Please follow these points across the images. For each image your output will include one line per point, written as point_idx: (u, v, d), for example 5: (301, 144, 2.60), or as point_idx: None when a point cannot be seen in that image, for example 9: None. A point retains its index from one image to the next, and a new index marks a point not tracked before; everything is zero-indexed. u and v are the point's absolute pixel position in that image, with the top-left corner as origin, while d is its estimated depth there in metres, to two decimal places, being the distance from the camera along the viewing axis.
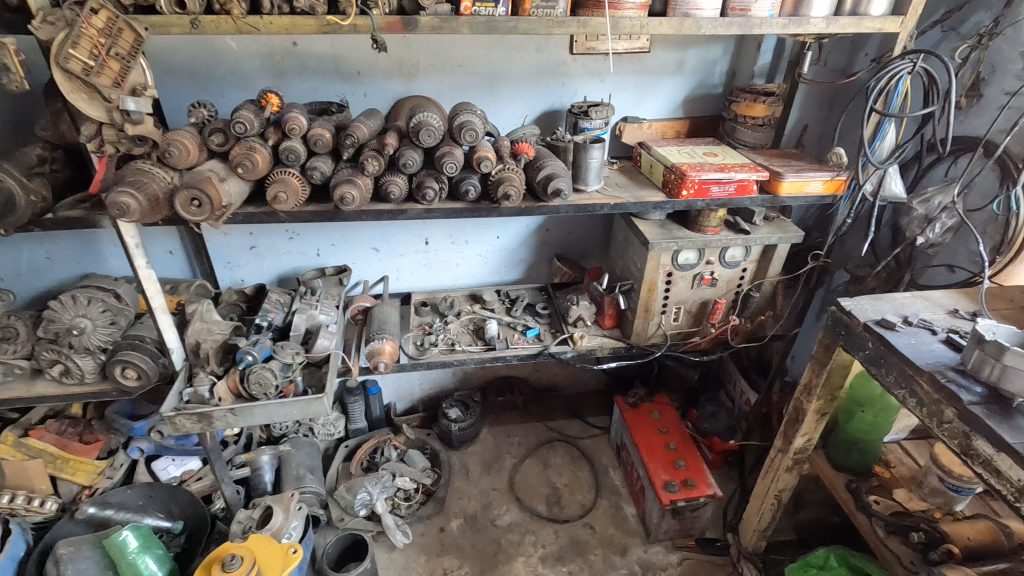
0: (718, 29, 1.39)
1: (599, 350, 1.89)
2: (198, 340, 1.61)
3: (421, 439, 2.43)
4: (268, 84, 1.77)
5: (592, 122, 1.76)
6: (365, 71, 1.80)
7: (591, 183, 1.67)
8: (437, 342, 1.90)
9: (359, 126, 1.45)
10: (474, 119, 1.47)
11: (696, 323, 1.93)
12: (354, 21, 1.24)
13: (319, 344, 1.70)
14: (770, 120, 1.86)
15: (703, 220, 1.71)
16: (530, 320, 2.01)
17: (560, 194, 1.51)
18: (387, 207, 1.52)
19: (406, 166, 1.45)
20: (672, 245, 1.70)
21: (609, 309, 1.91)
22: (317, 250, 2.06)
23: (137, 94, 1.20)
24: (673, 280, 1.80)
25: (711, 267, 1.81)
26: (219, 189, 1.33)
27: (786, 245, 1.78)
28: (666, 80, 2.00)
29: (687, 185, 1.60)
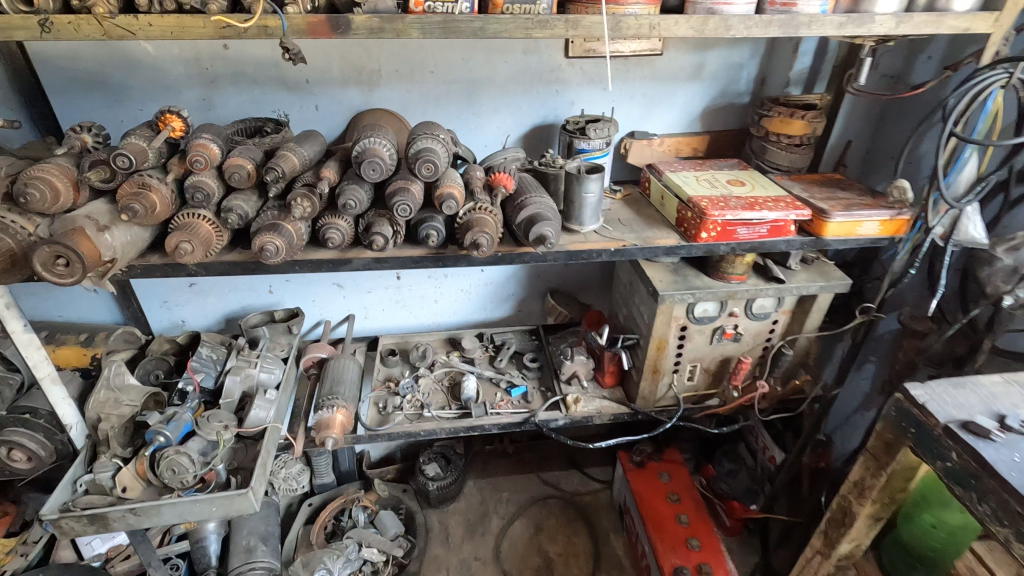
0: (752, 30, 1.06)
1: (598, 416, 1.57)
2: (100, 415, 1.31)
3: (395, 496, 2.13)
4: (197, 95, 1.45)
5: (589, 143, 1.44)
6: (315, 79, 1.48)
7: (588, 223, 1.33)
8: (402, 405, 1.59)
9: (289, 157, 1.14)
10: (437, 147, 1.16)
11: (715, 384, 1.60)
12: (262, 21, 0.92)
13: (253, 416, 1.41)
14: (810, 139, 1.52)
15: (727, 266, 1.38)
16: (516, 374, 1.70)
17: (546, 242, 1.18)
18: (328, 255, 1.20)
19: (348, 208, 1.13)
20: (689, 298, 1.37)
21: (611, 366, 1.59)
22: (269, 287, 1.75)
23: None
24: (687, 335, 1.48)
25: (735, 320, 1.48)
26: (96, 242, 1.02)
27: (828, 295, 1.44)
28: (681, 87, 1.66)
29: (708, 227, 1.28)
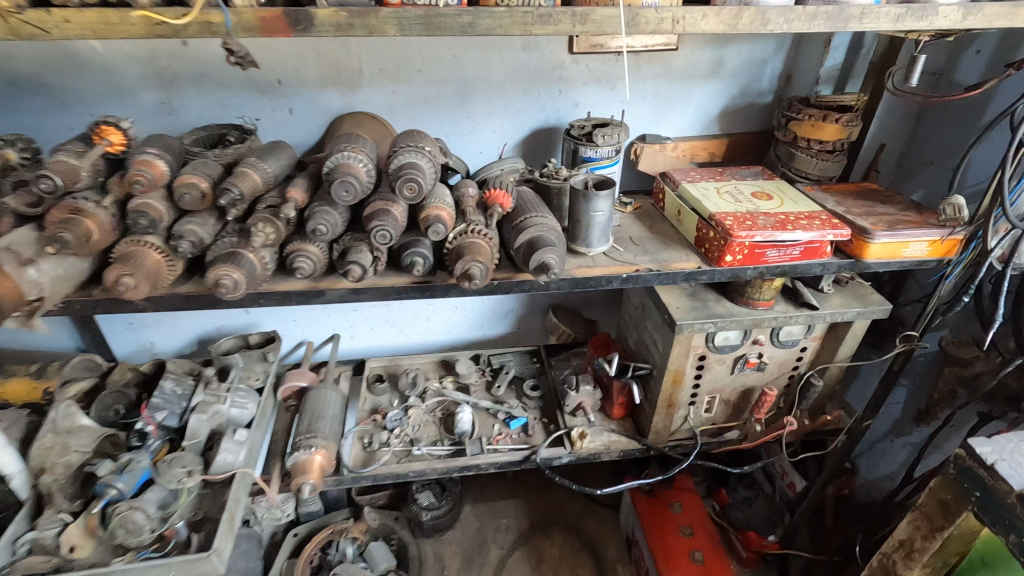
0: (793, 24, 0.89)
1: (606, 453, 1.42)
2: (44, 465, 1.16)
3: (387, 526, 1.99)
4: (154, 99, 1.28)
5: (596, 151, 1.28)
6: (288, 80, 1.31)
7: (596, 244, 1.16)
8: (390, 441, 1.44)
9: (249, 174, 0.98)
10: (422, 162, 1.00)
11: (735, 416, 1.45)
12: (203, 16, 0.76)
13: (220, 460, 1.26)
14: (843, 145, 1.36)
15: (753, 291, 1.23)
16: (516, 403, 1.55)
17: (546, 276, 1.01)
18: (298, 286, 1.05)
19: (318, 234, 0.98)
20: (710, 327, 1.22)
21: (620, 398, 1.44)
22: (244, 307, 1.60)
23: None
24: (706, 365, 1.33)
25: (759, 348, 1.33)
26: (17, 280, 0.86)
27: (865, 321, 1.29)
28: (698, 86, 1.49)
29: (734, 250, 1.12)
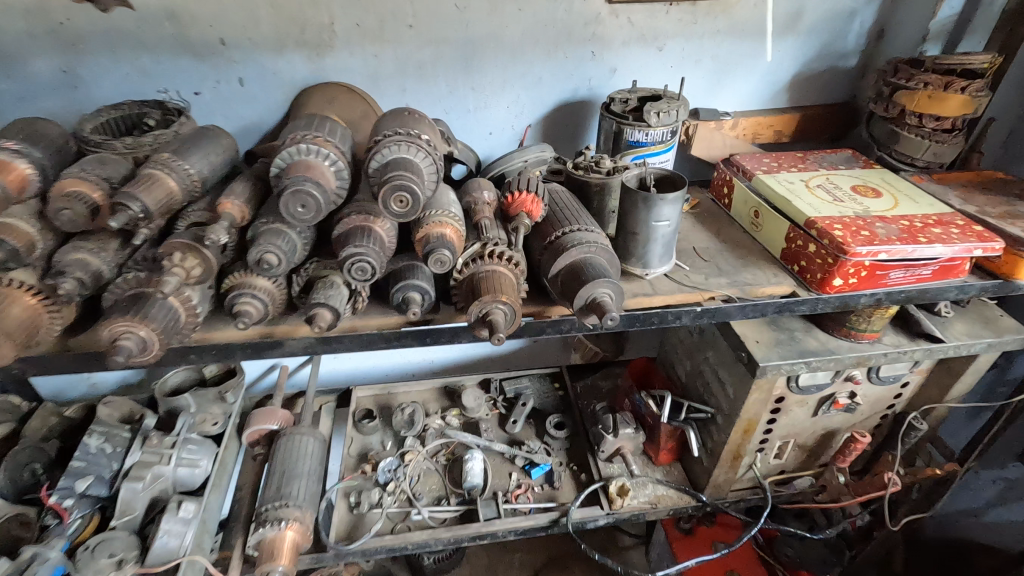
0: None
1: (652, 512, 1.14)
2: None
3: (382, 566, 1.72)
4: (52, 66, 0.94)
5: (647, 133, 0.97)
6: (234, 38, 0.97)
7: (655, 263, 0.86)
8: (382, 500, 1.15)
9: (161, 179, 0.66)
10: (420, 158, 0.69)
11: (810, 462, 1.18)
12: None
13: (159, 546, 0.96)
14: (966, 123, 1.04)
15: (857, 320, 0.93)
16: (537, 446, 1.26)
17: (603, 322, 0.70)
18: (243, 334, 0.73)
19: (265, 267, 0.66)
20: (800, 369, 0.92)
21: (669, 443, 1.16)
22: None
23: None
24: (783, 408, 1.05)
25: (853, 386, 1.04)
26: None
27: (994, 354, 1.00)
28: (768, 46, 1.17)
29: (846, 271, 0.82)
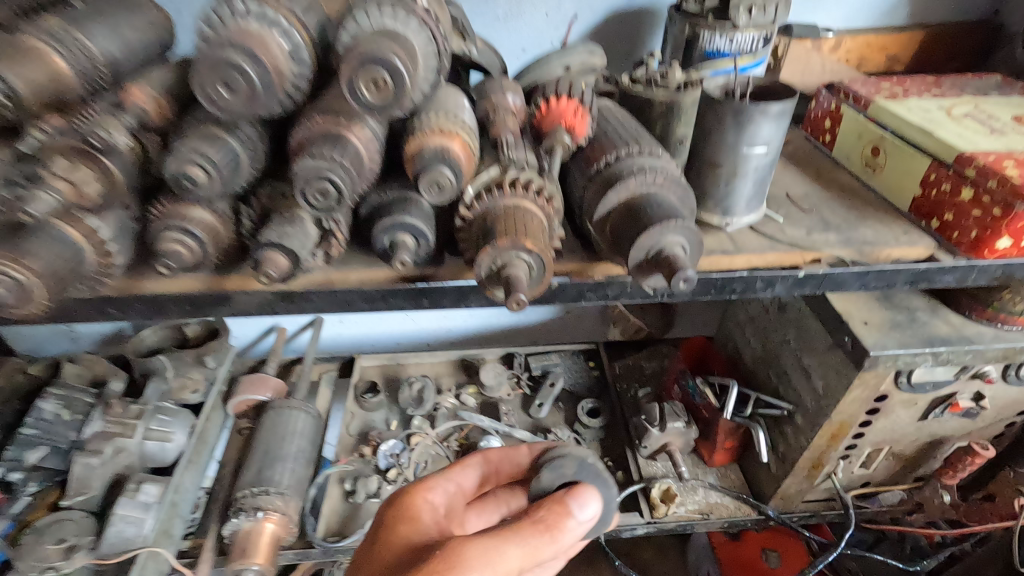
0: None
1: (703, 523, 0.93)
2: None
3: None
4: None
5: (728, 42, 0.72)
6: None
7: (742, 210, 0.62)
8: (381, 489, 0.98)
9: (42, 54, 0.44)
10: (412, 29, 0.45)
11: (904, 474, 0.95)
12: None
13: (114, 533, 0.81)
14: None
15: (1017, 299, 0.67)
16: (566, 434, 1.06)
17: (670, 284, 0.47)
18: (173, 285, 0.55)
19: (191, 184, 0.47)
20: (926, 362, 0.69)
21: (728, 442, 0.94)
22: None
23: None
24: (883, 408, 0.81)
25: (979, 386, 0.80)
26: None
27: None
28: None
29: (1017, 229, 0.58)
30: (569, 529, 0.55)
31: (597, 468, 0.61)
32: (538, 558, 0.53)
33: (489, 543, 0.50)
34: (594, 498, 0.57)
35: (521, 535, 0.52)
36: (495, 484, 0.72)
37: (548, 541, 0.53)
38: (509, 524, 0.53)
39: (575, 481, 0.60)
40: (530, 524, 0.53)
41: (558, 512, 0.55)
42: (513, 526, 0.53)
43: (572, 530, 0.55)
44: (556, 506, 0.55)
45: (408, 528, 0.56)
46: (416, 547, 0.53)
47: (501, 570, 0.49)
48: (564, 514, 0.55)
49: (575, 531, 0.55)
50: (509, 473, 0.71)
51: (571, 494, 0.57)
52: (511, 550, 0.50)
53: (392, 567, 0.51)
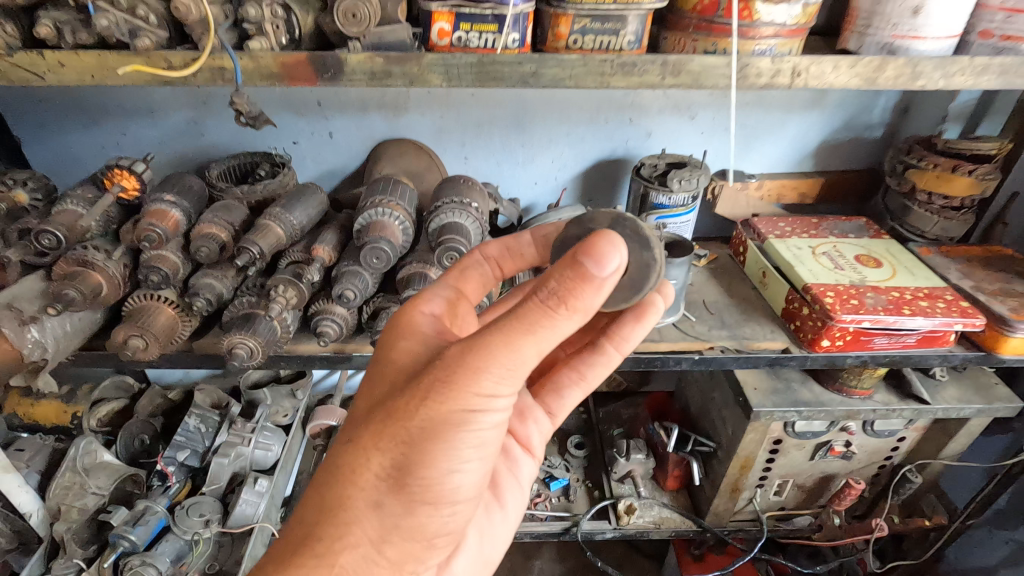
0: (954, 79, 0.67)
1: (655, 531, 1.26)
2: (60, 507, 1.12)
3: None
4: (187, 118, 1.15)
5: (670, 197, 1.10)
6: (327, 99, 1.16)
7: (665, 314, 0.99)
8: None
9: (274, 229, 0.87)
10: (469, 221, 0.86)
11: (810, 501, 1.27)
12: (207, 64, 0.63)
13: (238, 512, 1.17)
14: (974, 202, 1.12)
15: (851, 378, 1.03)
16: (558, 461, 1.40)
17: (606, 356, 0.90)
18: (318, 349, 0.93)
19: (345, 300, 0.84)
20: (792, 416, 1.04)
21: (677, 471, 1.27)
22: None
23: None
24: (781, 449, 1.15)
25: (848, 436, 1.13)
26: (18, 342, 0.78)
27: (984, 418, 1.07)
28: (795, 118, 1.27)
29: (833, 334, 0.93)
30: (598, 285, 0.49)
31: (636, 226, 0.59)
32: (557, 342, 0.51)
33: (500, 338, 0.48)
34: (618, 244, 0.50)
35: (537, 302, 0.49)
36: (518, 267, 0.73)
37: (564, 317, 0.49)
38: (504, 315, 0.50)
39: (605, 229, 0.50)
40: (541, 304, 0.49)
41: (572, 274, 0.48)
42: (519, 316, 0.49)
43: (594, 294, 0.49)
44: (560, 271, 0.49)
45: (409, 343, 0.56)
46: (419, 355, 0.55)
47: (517, 372, 0.50)
48: (588, 283, 0.49)
49: (601, 291, 0.49)
50: (516, 264, 0.73)
51: (586, 253, 0.49)
52: (524, 349, 0.49)
53: (391, 387, 0.54)
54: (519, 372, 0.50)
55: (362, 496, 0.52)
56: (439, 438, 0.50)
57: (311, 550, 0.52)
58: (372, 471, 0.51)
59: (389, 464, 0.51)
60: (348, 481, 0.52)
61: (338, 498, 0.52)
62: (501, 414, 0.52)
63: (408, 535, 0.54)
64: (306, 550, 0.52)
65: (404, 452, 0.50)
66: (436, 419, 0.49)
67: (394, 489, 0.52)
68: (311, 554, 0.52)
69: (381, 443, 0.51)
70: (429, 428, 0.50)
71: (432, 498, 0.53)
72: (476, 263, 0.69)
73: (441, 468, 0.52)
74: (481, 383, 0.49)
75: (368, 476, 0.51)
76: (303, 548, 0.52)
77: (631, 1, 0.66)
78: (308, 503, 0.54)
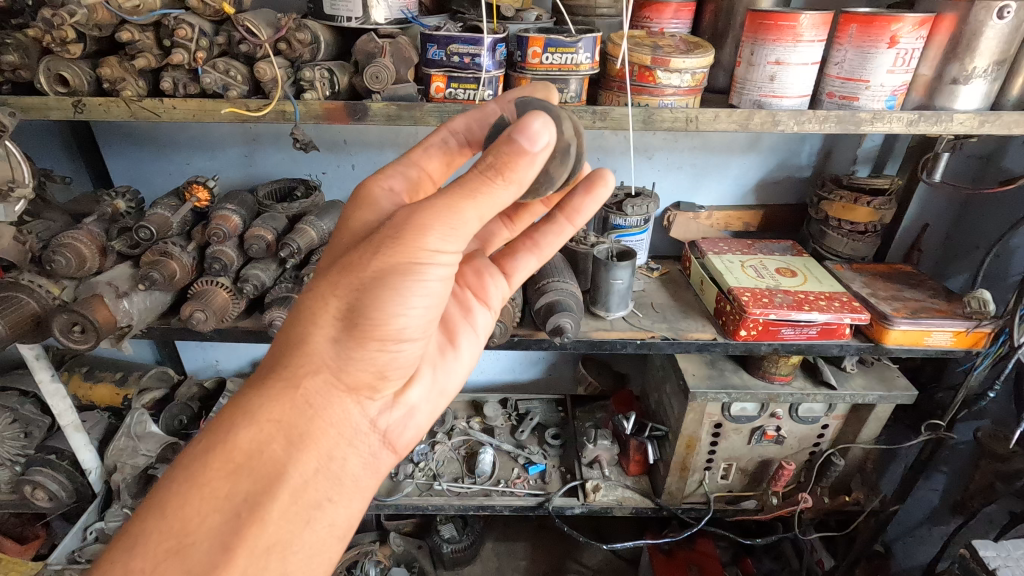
0: (805, 126, 0.93)
1: (618, 508, 1.45)
2: (116, 464, 1.36)
3: (409, 553, 2.00)
4: (239, 153, 1.45)
5: (625, 219, 1.35)
6: (352, 139, 1.45)
7: (615, 309, 1.23)
8: (414, 473, 1.53)
9: (308, 232, 1.14)
10: None
11: (753, 486, 1.45)
12: (277, 107, 0.91)
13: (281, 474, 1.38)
14: (876, 227, 1.37)
15: (770, 365, 1.26)
16: (536, 450, 1.61)
17: (561, 334, 1.10)
18: None
19: None
20: (723, 397, 1.26)
21: (636, 457, 1.47)
22: None
23: (73, 234, 1.04)
24: (721, 432, 1.35)
25: (777, 421, 1.33)
26: (114, 309, 1.03)
27: (888, 405, 1.28)
28: (734, 159, 1.53)
29: (748, 325, 1.16)
30: (531, 159, 0.59)
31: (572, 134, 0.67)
32: (494, 209, 0.62)
33: (444, 202, 0.59)
34: (549, 126, 0.59)
35: (482, 174, 0.59)
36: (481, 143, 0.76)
37: (500, 185, 0.60)
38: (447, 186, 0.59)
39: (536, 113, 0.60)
40: (480, 173, 0.59)
41: (508, 150, 0.58)
42: (461, 184, 0.59)
43: (529, 165, 0.59)
44: (500, 148, 0.58)
45: (366, 212, 0.69)
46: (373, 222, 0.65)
47: (459, 231, 0.60)
48: (524, 158, 0.58)
49: (534, 163, 0.60)
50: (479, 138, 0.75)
51: (519, 132, 0.58)
52: (466, 210, 0.59)
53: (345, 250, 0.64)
54: (460, 232, 0.60)
55: (321, 333, 0.63)
56: (389, 282, 0.60)
57: (277, 378, 0.63)
58: (328, 314, 0.62)
59: (341, 310, 0.62)
60: (306, 325, 0.63)
61: (303, 335, 0.63)
62: (443, 269, 0.62)
63: (362, 373, 0.65)
64: (274, 377, 0.63)
65: (355, 297, 0.61)
66: (385, 268, 0.59)
67: (348, 328, 0.62)
68: (277, 380, 0.62)
69: (335, 292, 0.61)
70: (380, 277, 0.60)
71: (383, 336, 0.63)
72: (441, 140, 0.75)
73: (388, 310, 0.62)
74: (425, 240, 0.59)
75: (326, 319, 0.62)
76: (273, 373, 0.63)
77: (572, 70, 0.94)
78: (280, 341, 0.66)
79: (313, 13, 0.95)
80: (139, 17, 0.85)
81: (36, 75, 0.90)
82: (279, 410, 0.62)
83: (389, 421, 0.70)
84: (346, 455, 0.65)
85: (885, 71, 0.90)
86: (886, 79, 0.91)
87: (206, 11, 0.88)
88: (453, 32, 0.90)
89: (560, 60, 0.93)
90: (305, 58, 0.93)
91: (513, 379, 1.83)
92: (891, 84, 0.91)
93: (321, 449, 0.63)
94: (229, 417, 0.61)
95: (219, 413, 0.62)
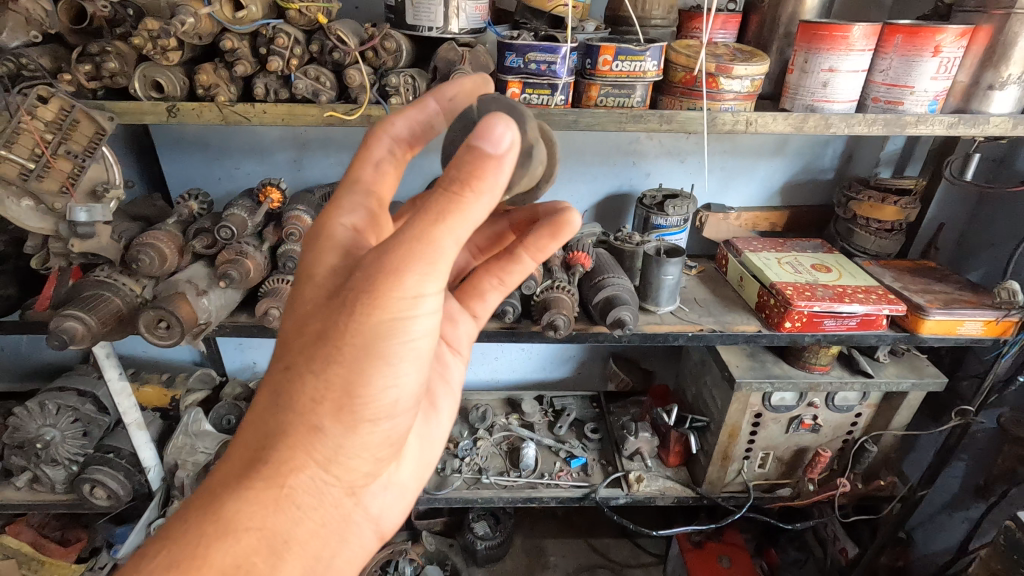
0: (855, 128, 1.00)
1: (661, 497, 1.50)
2: (177, 462, 1.39)
3: (442, 550, 2.03)
4: (288, 157, 1.50)
5: (666, 219, 1.42)
6: None
7: (664, 303, 1.30)
8: (461, 468, 1.57)
9: None
10: None
11: (788, 474, 1.51)
12: (366, 111, 0.96)
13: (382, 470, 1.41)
14: (902, 225, 1.45)
15: (810, 356, 1.33)
16: (576, 443, 1.66)
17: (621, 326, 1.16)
18: None
19: None
20: (766, 386, 1.32)
21: (677, 447, 1.53)
22: None
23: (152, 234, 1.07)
24: (761, 422, 1.41)
25: (814, 410, 1.40)
26: (195, 306, 1.07)
27: (920, 393, 1.35)
28: (762, 162, 1.61)
29: (793, 317, 1.23)
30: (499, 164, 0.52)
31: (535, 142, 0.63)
32: (473, 229, 0.54)
33: (418, 232, 0.52)
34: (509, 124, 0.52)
35: (458, 187, 0.52)
36: None
37: (472, 206, 0.52)
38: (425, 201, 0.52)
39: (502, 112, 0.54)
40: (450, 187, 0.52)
41: (471, 159, 0.51)
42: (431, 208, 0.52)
43: (497, 172, 0.52)
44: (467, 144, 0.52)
45: (325, 259, 0.58)
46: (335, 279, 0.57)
47: (441, 267, 0.53)
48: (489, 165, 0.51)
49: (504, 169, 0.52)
50: None
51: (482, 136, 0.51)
52: (442, 239, 0.52)
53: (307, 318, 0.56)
54: (442, 267, 0.53)
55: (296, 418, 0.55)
56: (375, 350, 0.54)
57: (252, 484, 0.54)
58: (308, 395, 0.55)
59: (315, 386, 0.54)
60: (275, 411, 0.56)
61: (276, 419, 0.55)
62: (430, 315, 0.56)
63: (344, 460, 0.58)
64: (247, 483, 0.54)
65: (337, 366, 0.54)
66: (370, 331, 0.54)
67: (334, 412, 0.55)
68: (251, 479, 0.54)
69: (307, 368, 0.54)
70: (367, 345, 0.54)
71: (367, 410, 0.57)
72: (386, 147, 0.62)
73: (376, 379, 0.56)
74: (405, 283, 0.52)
75: (306, 399, 0.55)
76: (246, 470, 0.55)
77: (639, 76, 1.00)
78: (246, 432, 0.57)
79: (395, 24, 1.00)
80: (241, 27, 0.91)
81: (133, 82, 0.94)
82: (258, 519, 0.53)
83: (381, 507, 0.65)
84: (338, 551, 0.59)
85: (928, 78, 0.98)
86: (929, 85, 0.99)
87: (301, 21, 0.93)
88: (531, 41, 0.96)
89: (629, 68, 0.99)
90: (389, 66, 0.99)
91: (547, 377, 1.88)
92: (933, 90, 0.99)
93: (309, 553, 0.56)
94: (195, 532, 0.52)
95: (180, 526, 0.53)
